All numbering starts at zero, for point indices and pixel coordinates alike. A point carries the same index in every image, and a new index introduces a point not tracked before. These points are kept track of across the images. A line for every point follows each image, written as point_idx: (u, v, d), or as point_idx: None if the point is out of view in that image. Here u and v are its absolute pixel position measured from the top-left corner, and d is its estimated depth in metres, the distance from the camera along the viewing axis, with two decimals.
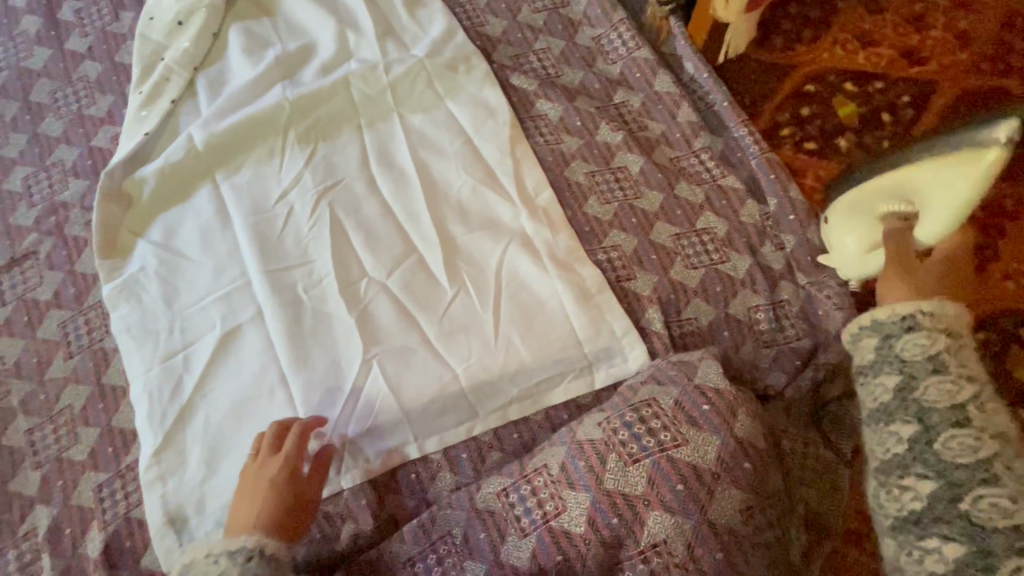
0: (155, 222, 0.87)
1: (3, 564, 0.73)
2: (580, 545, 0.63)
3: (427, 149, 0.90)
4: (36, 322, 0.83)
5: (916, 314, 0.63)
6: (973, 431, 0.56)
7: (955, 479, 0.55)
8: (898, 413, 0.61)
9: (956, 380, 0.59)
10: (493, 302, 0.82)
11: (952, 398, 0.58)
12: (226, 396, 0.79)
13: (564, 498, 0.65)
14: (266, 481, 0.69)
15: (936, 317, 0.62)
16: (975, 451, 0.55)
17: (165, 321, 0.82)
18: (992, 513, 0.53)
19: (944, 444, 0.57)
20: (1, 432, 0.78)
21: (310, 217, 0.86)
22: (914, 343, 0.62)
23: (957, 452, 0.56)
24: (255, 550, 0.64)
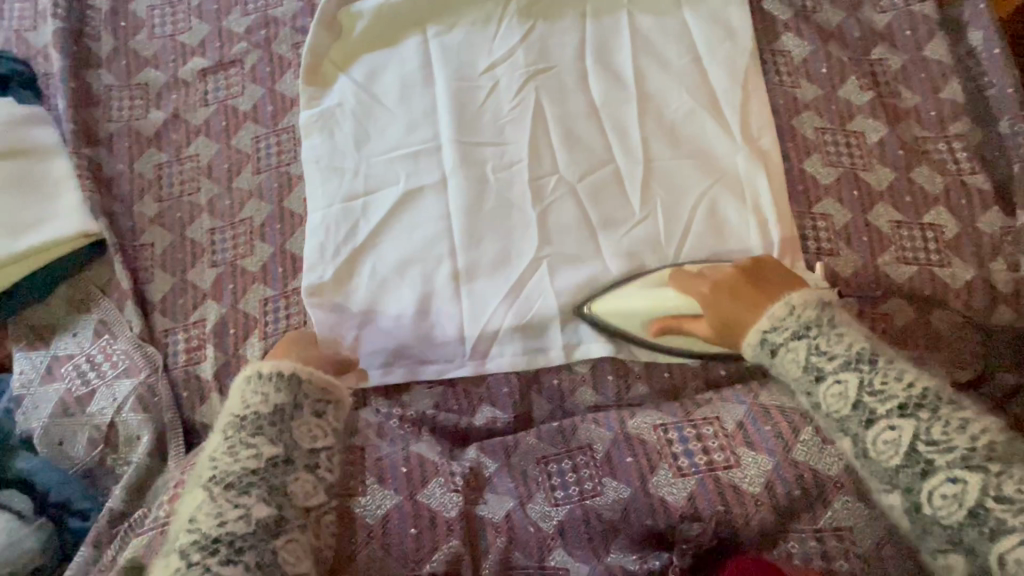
0: (359, 61, 0.84)
1: (172, 343, 0.79)
2: (751, 503, 0.61)
3: (651, 57, 0.83)
4: (232, 129, 0.84)
5: (763, 337, 0.61)
6: (910, 419, 0.53)
7: (907, 484, 0.53)
8: (833, 424, 0.57)
9: (836, 378, 0.56)
10: (680, 238, 0.79)
11: (847, 400, 0.56)
12: (396, 253, 0.79)
13: (737, 453, 0.64)
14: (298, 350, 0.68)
15: (779, 330, 0.60)
16: (900, 445, 0.53)
17: (351, 163, 0.82)
18: (948, 504, 0.50)
19: (871, 443, 0.54)
20: (187, 224, 0.82)
21: (514, 97, 0.82)
22: (809, 347, 0.58)
23: (887, 454, 0.54)
24: (272, 373, 0.59)
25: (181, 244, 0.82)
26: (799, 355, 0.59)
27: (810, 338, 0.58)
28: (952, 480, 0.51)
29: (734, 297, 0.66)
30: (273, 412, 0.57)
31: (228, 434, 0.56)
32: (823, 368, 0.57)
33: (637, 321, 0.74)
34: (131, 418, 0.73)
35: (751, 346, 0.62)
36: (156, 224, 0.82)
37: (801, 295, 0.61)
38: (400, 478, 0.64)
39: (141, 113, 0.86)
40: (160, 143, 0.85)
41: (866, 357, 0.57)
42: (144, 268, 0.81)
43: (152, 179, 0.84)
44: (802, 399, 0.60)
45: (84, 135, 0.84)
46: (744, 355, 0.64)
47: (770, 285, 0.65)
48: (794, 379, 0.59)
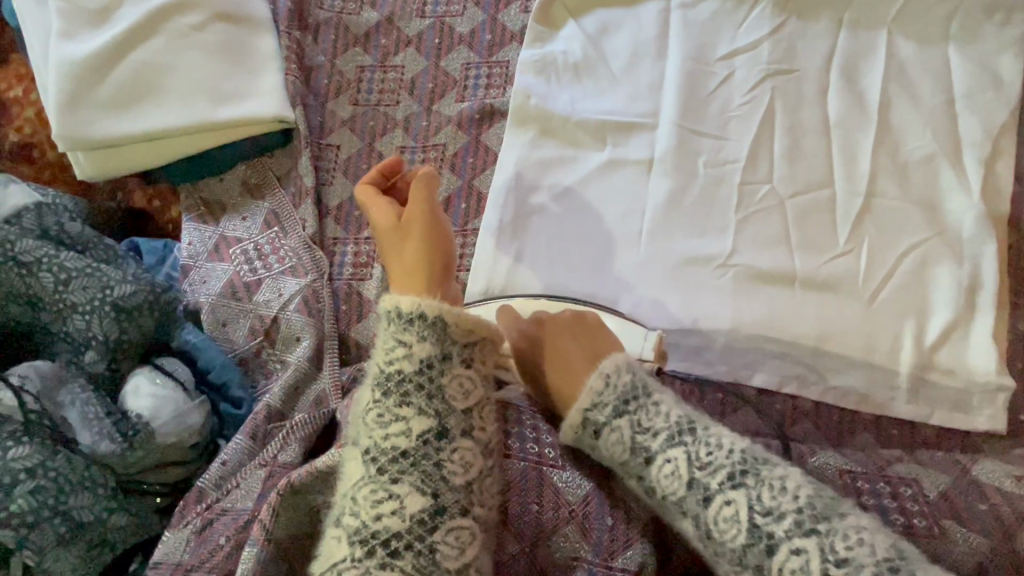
0: (592, 12, 0.80)
1: (340, 253, 0.76)
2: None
3: (901, 87, 0.78)
4: (445, 50, 0.80)
5: (589, 413, 0.54)
6: (742, 489, 0.47)
7: (756, 563, 0.45)
8: (671, 508, 0.49)
9: (665, 456, 0.49)
10: (880, 283, 0.73)
11: (680, 480, 0.48)
12: (576, 230, 0.76)
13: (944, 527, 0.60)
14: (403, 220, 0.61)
15: (600, 408, 0.53)
16: (742, 521, 0.46)
17: (561, 117, 0.78)
18: (798, 567, 0.43)
19: (714, 523, 0.47)
20: (378, 135, 0.79)
21: (747, 93, 0.78)
22: (631, 425, 0.51)
23: (730, 532, 0.46)
24: (414, 313, 0.54)
25: (368, 154, 0.78)
26: (622, 436, 0.51)
27: (630, 414, 0.52)
28: (795, 550, 0.44)
29: (562, 329, 0.63)
30: (422, 370, 0.52)
31: (375, 397, 0.52)
32: (649, 447, 0.50)
33: (493, 311, 0.70)
34: (294, 318, 0.71)
35: (573, 429, 0.54)
36: (345, 128, 0.79)
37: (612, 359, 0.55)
38: (594, 460, 0.58)
39: (354, 10, 0.81)
40: (367, 45, 0.81)
41: (691, 421, 0.51)
42: (325, 170, 0.78)
43: (351, 80, 0.80)
44: (633, 483, 0.52)
45: (295, 17, 0.80)
46: (565, 434, 0.55)
47: (600, 341, 0.62)
48: (620, 459, 0.52)
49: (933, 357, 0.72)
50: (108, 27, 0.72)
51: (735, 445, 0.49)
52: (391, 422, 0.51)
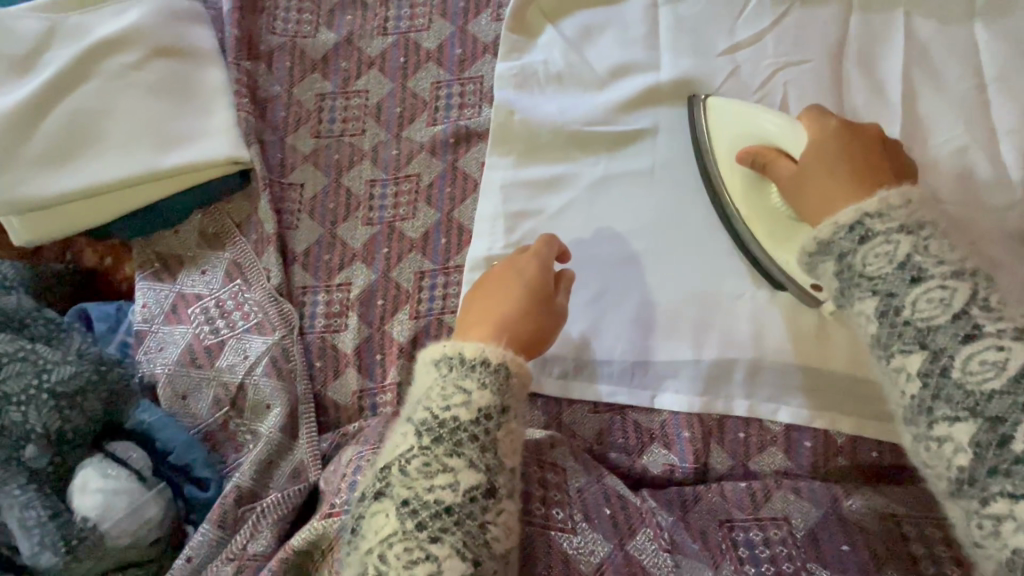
0: (571, 15, 0.72)
1: (311, 303, 0.69)
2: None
3: (925, 73, 0.69)
4: (411, 69, 0.72)
5: (863, 219, 0.46)
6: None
7: (997, 414, 0.39)
8: (892, 345, 0.44)
9: (941, 283, 0.42)
10: None
11: (947, 307, 0.42)
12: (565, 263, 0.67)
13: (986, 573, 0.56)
14: (514, 271, 0.60)
15: (884, 217, 0.46)
16: (1006, 368, 0.40)
17: (548, 130, 0.69)
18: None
19: (962, 374, 0.41)
20: (344, 169, 0.71)
21: (757, 90, 0.69)
22: (913, 244, 0.44)
23: (979, 377, 0.40)
24: (477, 361, 0.51)
25: (335, 191, 0.71)
26: (897, 249, 0.44)
27: (914, 236, 0.44)
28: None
29: (854, 146, 0.53)
30: (477, 420, 0.50)
31: (423, 444, 0.49)
32: (926, 269, 0.43)
33: (730, 143, 0.63)
34: (262, 381, 0.64)
35: (833, 225, 0.47)
36: (308, 163, 0.72)
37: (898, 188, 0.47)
38: (605, 522, 0.56)
39: (309, 31, 0.74)
40: (326, 70, 0.73)
41: (965, 265, 0.43)
42: (288, 211, 0.71)
43: (310, 110, 0.73)
44: (863, 304, 0.45)
45: (244, 45, 0.73)
46: (803, 248, 0.49)
47: (877, 154, 0.53)
48: (880, 276, 0.44)
49: None
50: (35, 73, 0.65)
51: (993, 288, 0.43)
52: (438, 474, 0.48)
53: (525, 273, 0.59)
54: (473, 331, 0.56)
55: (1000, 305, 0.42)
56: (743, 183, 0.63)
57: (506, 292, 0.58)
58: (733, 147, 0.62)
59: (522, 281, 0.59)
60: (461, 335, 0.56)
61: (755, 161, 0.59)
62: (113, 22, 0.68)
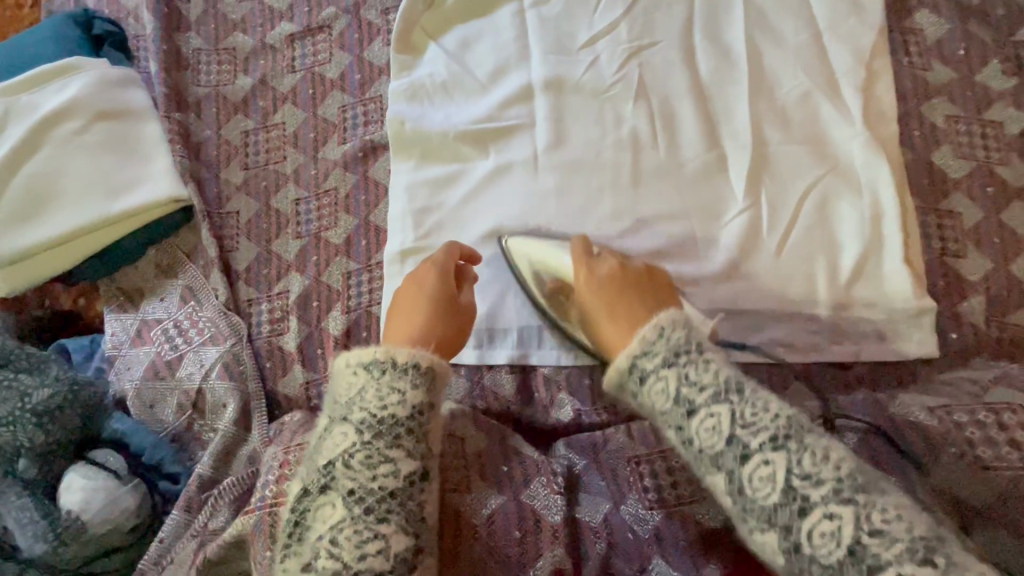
0: (451, 29, 0.81)
1: (256, 313, 0.78)
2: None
3: (765, 33, 0.77)
4: (320, 98, 0.83)
5: (635, 362, 0.53)
6: (817, 473, 0.43)
7: (786, 522, 0.43)
8: (703, 462, 0.47)
9: (708, 411, 0.47)
10: (784, 230, 0.72)
11: (720, 435, 0.46)
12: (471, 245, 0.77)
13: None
14: (418, 286, 0.67)
15: (651, 356, 0.52)
16: (776, 481, 0.44)
17: (440, 135, 0.79)
18: (826, 545, 0.41)
19: (805, 535, 0.42)
20: (273, 193, 0.81)
21: (615, 72, 0.78)
22: (731, 415, 0.47)
23: (825, 550, 0.41)
24: (409, 363, 0.55)
25: (266, 213, 0.81)
26: (668, 385, 0.50)
27: (680, 366, 0.50)
28: (828, 515, 0.41)
29: (599, 289, 0.63)
30: (412, 415, 0.53)
31: (364, 439, 0.51)
32: (749, 445, 0.45)
33: (545, 252, 0.71)
34: (218, 385, 0.73)
35: (619, 372, 0.54)
36: (241, 193, 0.82)
37: (668, 315, 0.54)
38: (502, 478, 0.65)
39: (229, 79, 0.85)
40: (247, 110, 0.83)
41: (734, 387, 0.48)
42: (228, 237, 0.81)
43: (237, 146, 0.83)
44: (715, 482, 0.47)
45: (175, 100, 0.84)
46: (609, 380, 0.55)
47: (657, 297, 0.62)
48: (664, 411, 0.50)
49: (851, 292, 0.70)
50: None
51: (770, 403, 0.47)
52: (377, 460, 0.51)
53: (429, 284, 0.66)
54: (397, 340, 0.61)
55: (764, 418, 0.46)
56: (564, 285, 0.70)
57: (415, 306, 0.65)
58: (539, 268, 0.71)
59: (427, 293, 0.66)
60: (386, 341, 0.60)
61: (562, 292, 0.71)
62: (56, 95, 0.78)
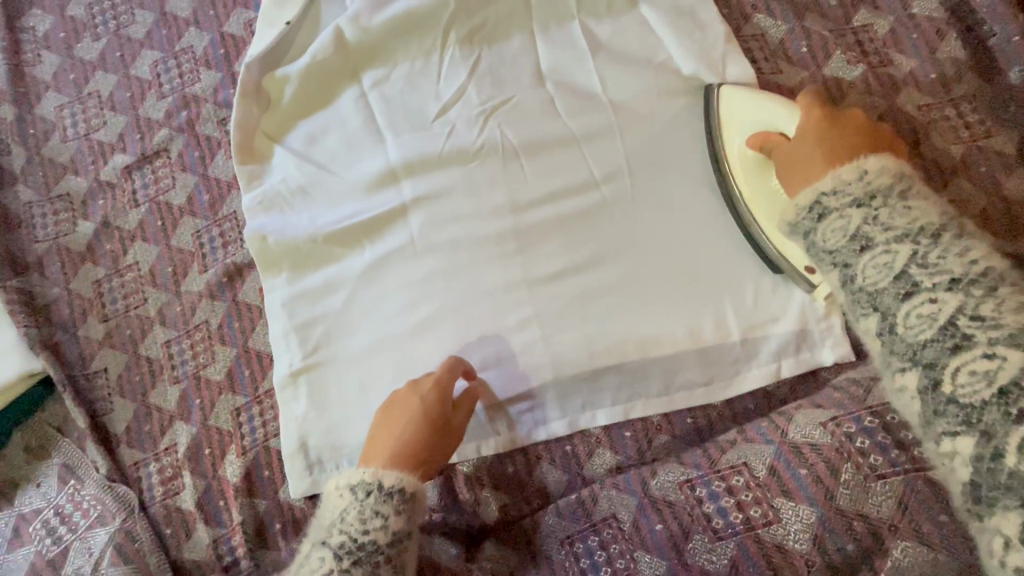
0: (294, 128, 0.77)
1: (145, 477, 0.71)
2: (799, 564, 0.56)
3: (614, 68, 0.75)
4: (170, 228, 0.77)
5: (818, 199, 0.53)
6: (960, 292, 0.43)
7: (930, 359, 0.44)
8: (822, 258, 0.52)
9: (886, 248, 0.47)
10: (678, 265, 0.69)
11: (891, 270, 0.47)
12: (363, 352, 0.71)
13: (777, 506, 0.59)
14: (415, 397, 0.62)
15: (838, 194, 0.51)
16: (937, 319, 0.44)
17: (305, 242, 0.73)
18: (973, 385, 0.41)
19: (903, 317, 0.46)
20: (139, 341, 0.75)
21: (475, 138, 0.74)
22: (868, 217, 0.49)
23: (918, 329, 0.45)
24: (395, 487, 0.56)
25: (137, 364, 0.74)
26: (850, 223, 0.50)
27: (870, 209, 0.49)
28: (987, 355, 0.41)
29: (829, 133, 0.57)
30: (390, 542, 0.54)
31: (343, 567, 0.53)
32: (870, 237, 0.49)
33: (745, 131, 0.68)
34: (110, 573, 0.66)
35: (796, 210, 0.54)
36: (105, 347, 0.75)
37: (879, 161, 0.51)
38: None
39: (68, 227, 0.78)
40: (95, 257, 0.77)
41: (907, 204, 0.48)
42: (100, 398, 0.74)
43: (92, 298, 0.76)
44: (834, 275, 0.52)
45: (12, 264, 0.77)
46: (783, 220, 0.56)
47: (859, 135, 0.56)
48: (835, 249, 0.51)
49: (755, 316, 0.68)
50: None
51: (954, 240, 0.46)
52: None
53: (422, 399, 0.62)
54: (374, 453, 0.59)
55: (943, 257, 0.45)
56: (743, 167, 0.68)
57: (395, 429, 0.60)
58: (746, 133, 0.68)
59: (412, 420, 0.61)
60: (367, 457, 0.59)
61: (765, 147, 0.64)
62: None
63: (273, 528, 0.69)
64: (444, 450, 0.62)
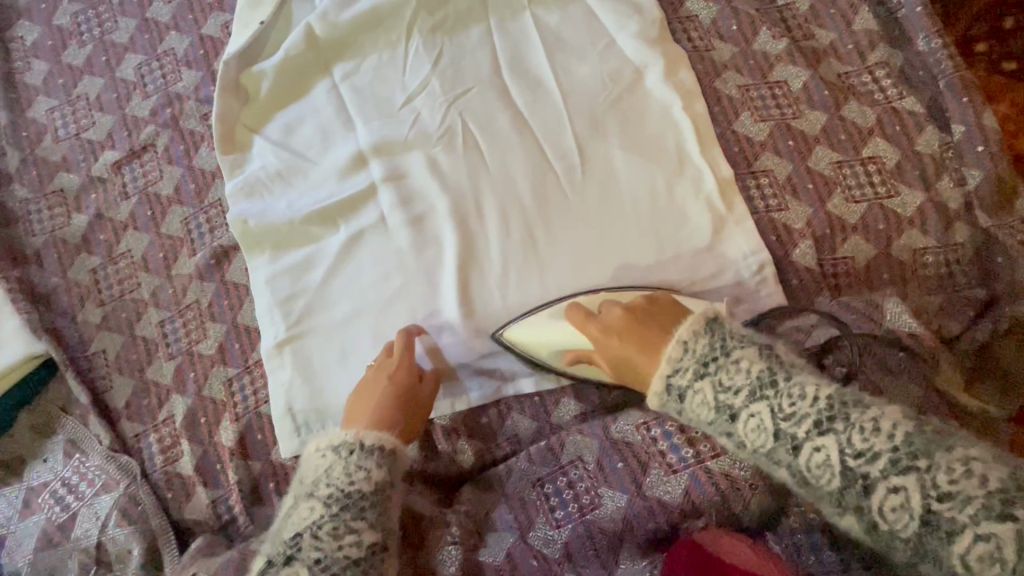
0: (271, 119, 0.83)
1: (146, 447, 0.76)
2: (744, 487, 0.65)
3: (564, 52, 0.82)
4: (160, 216, 0.82)
5: (670, 382, 0.55)
6: (830, 434, 0.48)
7: (855, 504, 0.48)
8: (765, 460, 0.52)
9: (749, 412, 0.51)
10: (628, 228, 0.76)
11: (766, 433, 0.51)
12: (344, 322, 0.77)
13: (723, 440, 0.67)
14: (386, 373, 0.69)
15: (681, 371, 0.55)
16: (833, 464, 0.48)
17: (286, 225, 0.79)
18: (898, 513, 0.46)
19: (806, 469, 0.49)
20: (135, 322, 0.80)
21: (439, 123, 0.81)
22: (750, 391, 0.52)
23: (824, 477, 0.48)
24: (375, 447, 0.62)
25: (133, 344, 0.80)
26: (707, 396, 0.53)
27: (711, 374, 0.53)
28: (893, 489, 0.46)
29: (623, 337, 0.62)
30: (376, 490, 0.60)
31: (331, 512, 0.59)
32: (733, 404, 0.52)
33: (554, 351, 0.70)
34: (117, 533, 0.72)
35: (657, 395, 0.56)
36: (103, 330, 0.80)
37: (687, 327, 0.57)
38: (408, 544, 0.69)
39: (63, 221, 0.83)
40: (90, 247, 0.82)
41: (766, 376, 0.52)
42: (100, 377, 0.79)
43: (88, 285, 0.81)
44: (724, 440, 0.54)
45: (12, 257, 0.82)
46: (652, 403, 0.57)
47: (657, 319, 0.62)
48: (824, 483, 0.49)
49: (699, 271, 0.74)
50: None
51: (796, 380, 0.51)
52: (326, 530, 0.58)
53: (392, 376, 0.68)
54: (353, 421, 0.65)
55: (815, 409, 0.49)
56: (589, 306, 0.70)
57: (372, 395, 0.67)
58: (560, 351, 0.70)
59: (384, 386, 0.68)
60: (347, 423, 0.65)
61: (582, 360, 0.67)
62: None
63: (268, 485, 0.74)
64: (418, 415, 0.69)
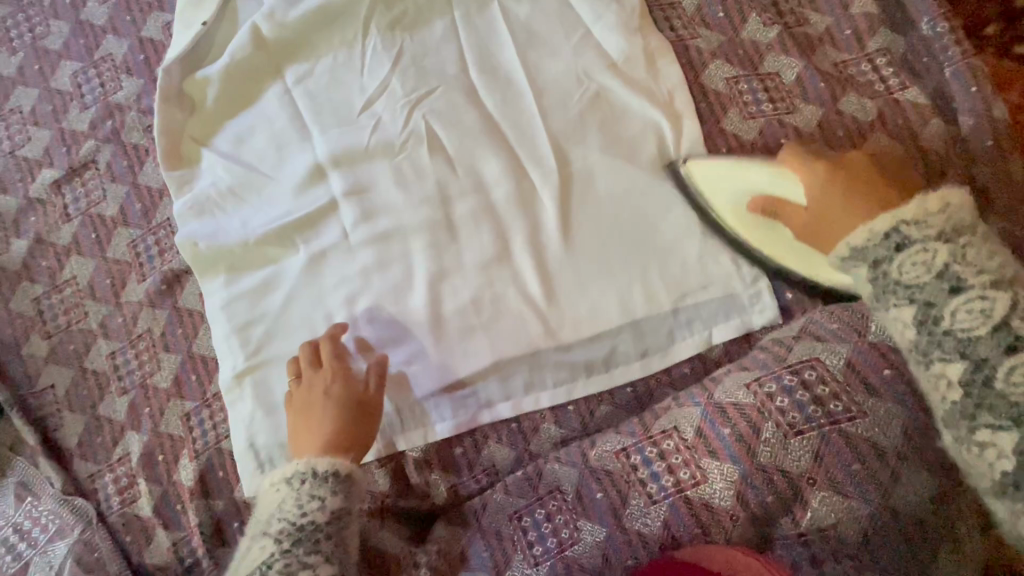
0: (220, 129, 0.76)
1: (102, 488, 0.72)
2: (725, 520, 0.57)
3: (536, 47, 0.75)
4: (105, 239, 0.76)
5: (900, 227, 0.49)
6: (1003, 291, 0.47)
7: (982, 355, 0.47)
8: (894, 293, 0.50)
9: (924, 247, 0.48)
10: (610, 240, 0.71)
11: (930, 269, 0.48)
12: None
13: (704, 467, 0.59)
14: (321, 392, 0.65)
15: (922, 225, 0.49)
16: (991, 315, 0.47)
17: (238, 246, 0.73)
18: (972, 322, 0.47)
19: (956, 311, 0.48)
20: (84, 354, 0.75)
21: (402, 130, 0.74)
22: (951, 253, 0.48)
23: (969, 323, 0.47)
24: (329, 473, 0.60)
25: (84, 378, 0.74)
26: (935, 257, 0.48)
27: (954, 243, 0.48)
28: (983, 296, 0.47)
29: (850, 188, 0.55)
30: (330, 519, 0.58)
31: (284, 548, 0.57)
32: (965, 279, 0.47)
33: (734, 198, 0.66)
34: None
35: (865, 236, 0.51)
36: (51, 363, 0.75)
37: (958, 199, 0.49)
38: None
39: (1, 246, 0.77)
40: (32, 275, 0.77)
41: (959, 228, 0.48)
42: (50, 414, 0.74)
43: (33, 316, 0.76)
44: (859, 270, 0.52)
45: None
46: (849, 243, 0.52)
47: (870, 192, 0.55)
48: (917, 285, 0.49)
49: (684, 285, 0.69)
50: None
51: (984, 245, 0.49)
52: (278, 568, 0.56)
53: (327, 391, 0.65)
54: (303, 451, 0.63)
55: (977, 256, 0.48)
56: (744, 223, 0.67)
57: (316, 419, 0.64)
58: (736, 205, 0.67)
59: (328, 407, 0.64)
60: (300, 454, 0.63)
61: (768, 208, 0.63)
62: None
63: (232, 525, 0.70)
64: (371, 422, 0.65)
